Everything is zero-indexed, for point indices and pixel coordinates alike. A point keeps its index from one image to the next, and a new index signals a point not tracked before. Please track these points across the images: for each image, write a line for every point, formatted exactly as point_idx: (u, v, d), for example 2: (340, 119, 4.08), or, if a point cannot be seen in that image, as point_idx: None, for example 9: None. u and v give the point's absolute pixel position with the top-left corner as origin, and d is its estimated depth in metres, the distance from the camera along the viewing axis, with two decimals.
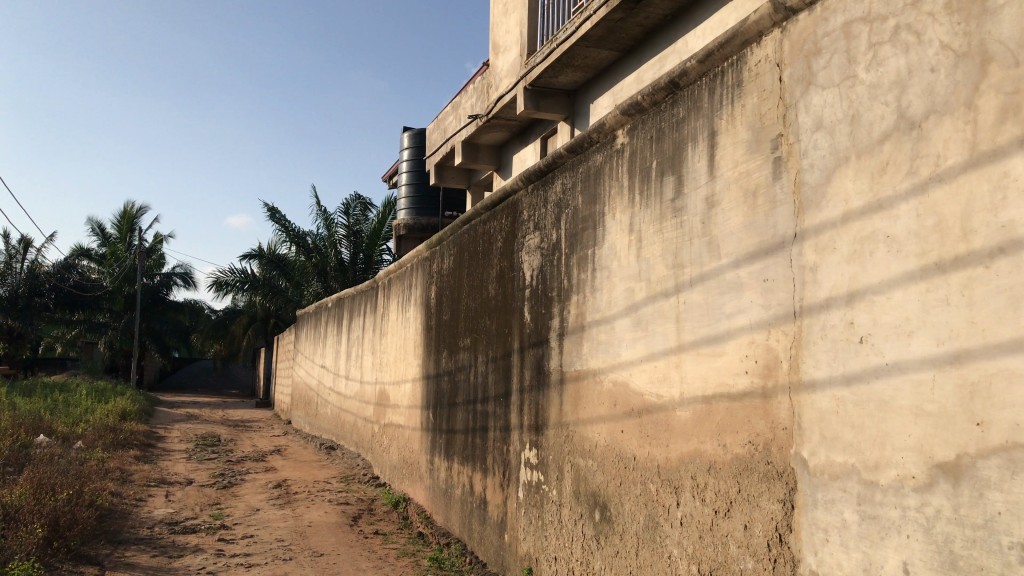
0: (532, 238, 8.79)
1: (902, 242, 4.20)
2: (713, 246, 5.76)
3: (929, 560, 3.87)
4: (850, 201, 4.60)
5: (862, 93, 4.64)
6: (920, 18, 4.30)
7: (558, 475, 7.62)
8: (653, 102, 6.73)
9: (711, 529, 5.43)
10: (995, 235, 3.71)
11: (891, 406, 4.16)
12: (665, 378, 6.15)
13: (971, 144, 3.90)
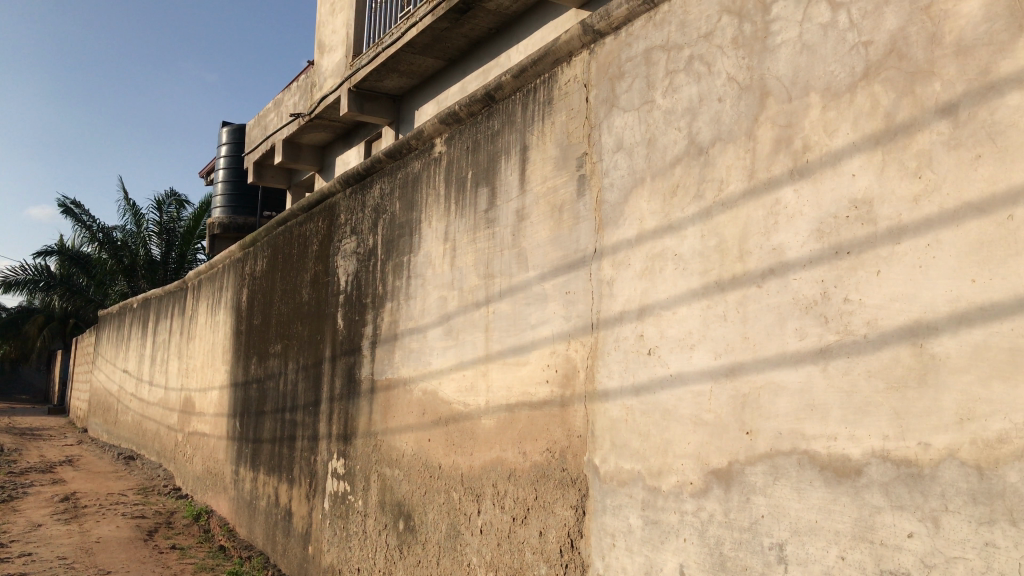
0: (347, 242, 8.64)
1: (688, 261, 4.44)
2: (520, 258, 5.87)
3: (702, 562, 4.09)
4: (644, 221, 4.81)
5: (658, 117, 4.87)
6: (711, 50, 4.57)
7: (365, 485, 7.51)
8: (470, 114, 6.79)
9: (508, 536, 5.51)
10: (766, 257, 3.99)
11: (674, 416, 4.38)
12: (472, 387, 6.20)
13: (749, 171, 4.18)
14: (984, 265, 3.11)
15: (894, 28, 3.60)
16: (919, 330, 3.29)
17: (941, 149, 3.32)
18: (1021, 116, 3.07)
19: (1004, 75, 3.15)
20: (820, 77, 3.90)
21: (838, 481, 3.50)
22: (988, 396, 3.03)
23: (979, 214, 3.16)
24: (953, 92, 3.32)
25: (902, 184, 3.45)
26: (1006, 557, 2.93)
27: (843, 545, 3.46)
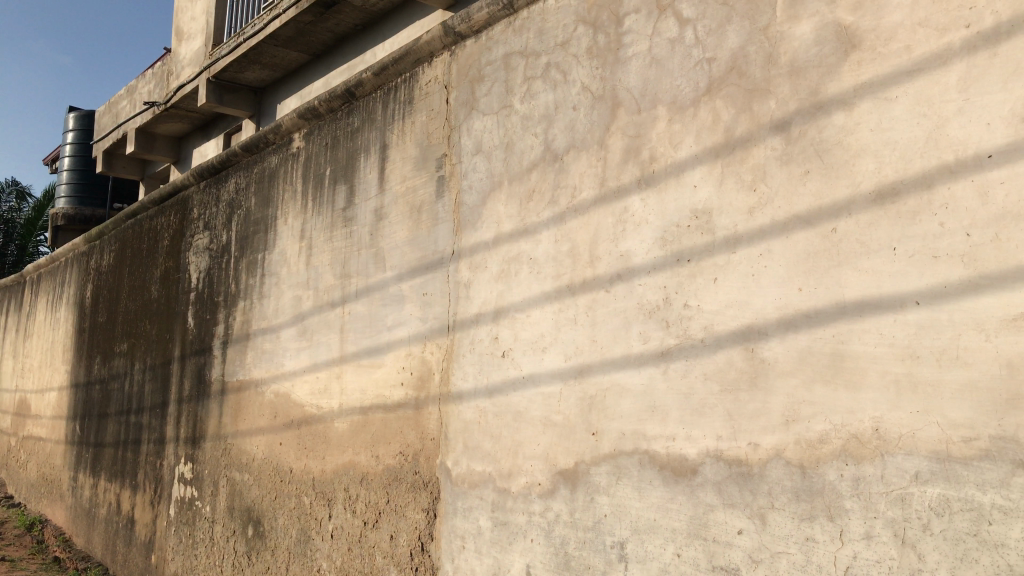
0: (200, 238, 8.32)
1: (542, 265, 4.50)
2: (378, 258, 5.80)
3: (548, 562, 4.15)
4: (500, 224, 4.85)
5: (516, 122, 4.92)
6: (567, 58, 4.65)
7: (213, 490, 7.24)
8: (330, 110, 6.65)
9: (359, 540, 5.43)
10: (615, 263, 4.09)
11: (525, 418, 4.43)
12: (325, 390, 6.07)
13: (601, 179, 4.27)
14: (809, 274, 3.29)
15: (735, 47, 3.77)
16: (751, 335, 3.45)
17: (775, 163, 3.49)
18: (845, 135, 3.27)
19: (831, 97, 3.34)
20: (667, 90, 4.03)
21: (676, 481, 3.63)
22: (811, 399, 3.21)
23: (806, 226, 3.34)
24: (786, 110, 3.49)
25: (739, 196, 3.60)
26: (823, 551, 3.11)
27: (679, 542, 3.58)
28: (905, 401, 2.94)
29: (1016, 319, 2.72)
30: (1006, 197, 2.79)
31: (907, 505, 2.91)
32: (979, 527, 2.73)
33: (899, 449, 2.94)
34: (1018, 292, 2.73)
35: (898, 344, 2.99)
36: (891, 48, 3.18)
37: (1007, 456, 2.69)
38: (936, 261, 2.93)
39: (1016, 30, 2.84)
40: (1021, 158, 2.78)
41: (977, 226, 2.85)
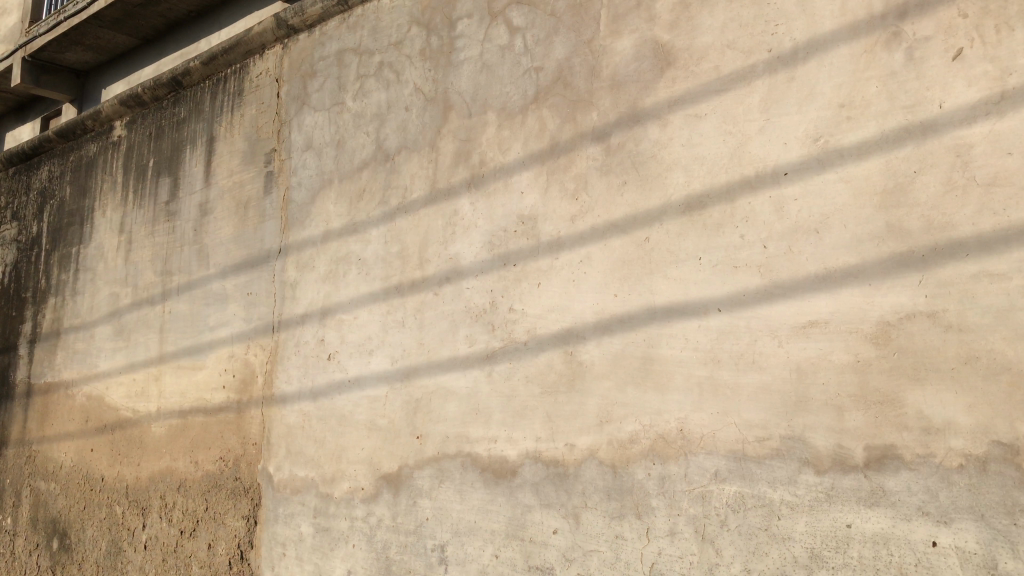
0: (7, 229, 7.70)
1: (370, 266, 4.45)
2: (201, 255, 5.56)
3: (369, 567, 4.10)
4: (330, 222, 4.74)
5: (347, 120, 4.84)
6: (401, 59, 4.62)
7: (14, 501, 6.72)
8: (154, 98, 6.31)
9: (174, 551, 5.19)
10: (443, 265, 4.09)
11: (349, 421, 4.36)
12: (142, 393, 5.75)
13: (431, 181, 4.26)
14: (624, 281, 3.41)
15: (561, 57, 3.85)
16: (570, 339, 3.54)
17: (595, 173, 3.60)
18: (659, 148, 3.40)
19: (647, 110, 3.48)
20: (497, 95, 4.08)
21: (496, 482, 3.67)
22: (624, 400, 3.33)
23: (622, 234, 3.46)
24: (606, 121, 3.61)
25: (562, 203, 3.69)
26: (631, 548, 3.21)
27: (497, 544, 3.62)
28: (707, 403, 3.10)
29: (805, 327, 2.92)
30: (799, 213, 2.99)
31: (706, 503, 3.05)
32: (769, 521, 2.90)
33: (701, 449, 3.09)
34: (807, 301, 2.93)
35: (702, 348, 3.15)
36: (702, 67, 3.34)
37: (794, 455, 2.88)
38: (737, 270, 3.10)
39: (810, 56, 3.05)
40: (811, 176, 2.98)
41: (773, 239, 3.03)
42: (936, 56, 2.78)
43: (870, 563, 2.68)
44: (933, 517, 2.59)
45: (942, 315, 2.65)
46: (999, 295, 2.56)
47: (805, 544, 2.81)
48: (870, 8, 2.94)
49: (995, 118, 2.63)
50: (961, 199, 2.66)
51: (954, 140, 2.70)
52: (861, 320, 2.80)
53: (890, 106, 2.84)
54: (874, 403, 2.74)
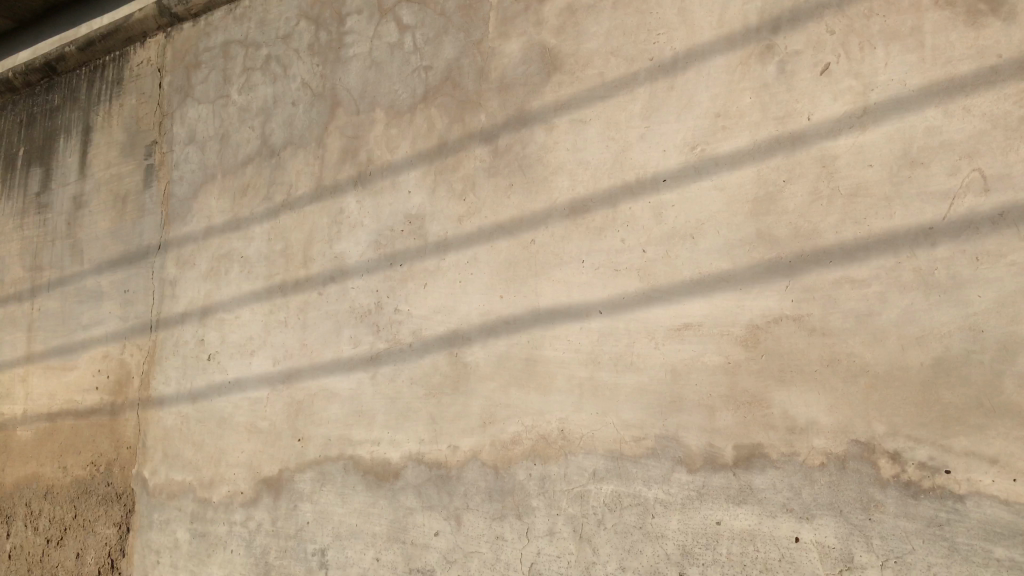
0: None
1: (253, 264, 4.33)
2: (75, 251, 5.29)
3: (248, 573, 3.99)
4: (212, 218, 4.59)
5: (232, 114, 4.69)
6: (288, 53, 4.51)
7: None
8: (26, 83, 5.92)
9: (41, 561, 4.93)
10: (327, 264, 4.02)
11: (229, 424, 4.23)
12: (6, 394, 5.43)
13: (317, 178, 4.18)
14: (508, 282, 3.42)
15: (450, 58, 3.84)
16: (454, 340, 3.53)
17: (482, 174, 3.59)
18: (545, 152, 3.43)
19: (534, 113, 3.50)
20: (385, 93, 4.03)
21: (378, 485, 3.62)
22: (506, 401, 3.33)
23: (508, 236, 3.47)
24: (494, 123, 3.61)
25: (448, 204, 3.67)
26: (511, 548, 3.22)
27: (378, 547, 3.58)
28: (587, 403, 3.14)
29: (680, 329, 2.99)
30: (677, 218, 3.06)
31: (585, 502, 3.09)
32: (644, 520, 2.96)
33: (580, 448, 3.13)
34: (682, 304, 3.00)
35: (583, 349, 3.19)
36: (587, 73, 3.39)
37: (668, 454, 2.94)
38: (617, 274, 3.15)
39: (689, 66, 3.13)
40: (689, 183, 3.06)
41: (652, 243, 3.10)
42: (805, 70, 2.88)
43: (738, 559, 2.76)
44: (796, 513, 2.70)
45: (807, 318, 2.76)
46: (859, 300, 2.69)
47: (677, 542, 2.88)
48: (746, 21, 3.03)
49: (858, 131, 2.76)
50: (825, 208, 2.78)
51: (820, 151, 2.82)
52: (732, 323, 2.89)
53: (762, 117, 2.94)
54: (743, 404, 2.83)
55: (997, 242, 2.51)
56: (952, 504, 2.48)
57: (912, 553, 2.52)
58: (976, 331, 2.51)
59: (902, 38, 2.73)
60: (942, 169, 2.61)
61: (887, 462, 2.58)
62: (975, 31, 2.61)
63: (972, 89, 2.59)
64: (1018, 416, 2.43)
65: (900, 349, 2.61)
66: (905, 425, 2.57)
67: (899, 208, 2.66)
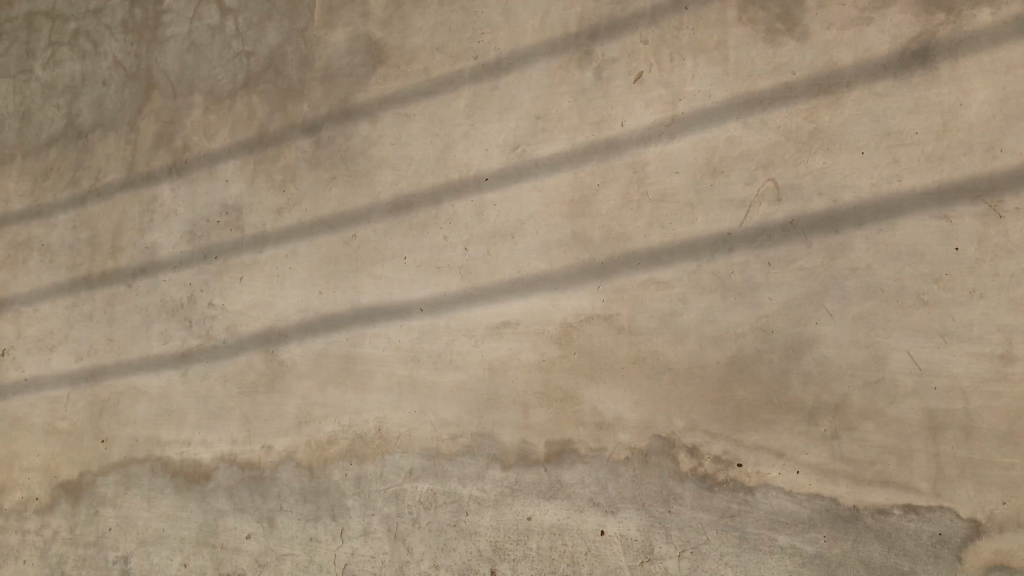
0: None
1: (55, 252, 3.82)
2: None
3: None
4: (8, 201, 3.95)
5: (35, 91, 4.03)
6: (99, 29, 3.97)
7: None
8: None
9: None
10: (138, 255, 3.67)
11: (24, 425, 3.71)
12: None
13: (128, 164, 3.78)
14: (329, 278, 3.30)
15: (274, 44, 3.61)
16: (270, 337, 3.36)
17: (304, 165, 3.45)
18: (369, 145, 3.35)
19: (358, 106, 3.40)
20: (204, 78, 3.71)
21: (188, 487, 3.38)
22: (324, 401, 3.22)
23: (329, 230, 3.34)
24: (318, 114, 3.47)
25: (268, 195, 3.48)
26: (325, 550, 3.13)
27: (187, 551, 3.35)
28: (405, 402, 3.09)
29: (498, 327, 3.00)
30: (497, 216, 3.07)
31: (400, 501, 3.05)
32: (457, 517, 2.96)
33: (397, 447, 3.08)
34: (500, 303, 3.01)
35: (403, 347, 3.13)
36: (413, 68, 3.33)
37: (483, 451, 2.95)
38: (439, 271, 3.12)
39: (512, 67, 3.15)
40: (509, 183, 3.08)
41: (473, 241, 3.09)
42: (621, 77, 2.96)
43: (546, 554, 2.82)
44: (602, 507, 2.78)
45: (617, 318, 2.85)
46: (663, 301, 2.80)
47: (489, 538, 2.90)
48: (566, 26, 3.08)
49: (666, 140, 2.87)
50: (635, 212, 2.87)
51: (632, 157, 2.91)
52: (548, 322, 2.94)
53: (580, 121, 3.00)
54: (555, 400, 2.89)
55: (787, 249, 2.67)
56: (743, 496, 2.63)
57: (706, 543, 2.65)
58: (767, 331, 2.67)
59: (709, 51, 2.85)
60: (740, 178, 2.75)
61: (685, 456, 2.71)
62: (773, 49, 2.76)
63: (769, 104, 2.74)
64: (802, 412, 2.61)
65: (700, 348, 2.74)
66: (703, 420, 2.70)
67: (702, 214, 2.79)
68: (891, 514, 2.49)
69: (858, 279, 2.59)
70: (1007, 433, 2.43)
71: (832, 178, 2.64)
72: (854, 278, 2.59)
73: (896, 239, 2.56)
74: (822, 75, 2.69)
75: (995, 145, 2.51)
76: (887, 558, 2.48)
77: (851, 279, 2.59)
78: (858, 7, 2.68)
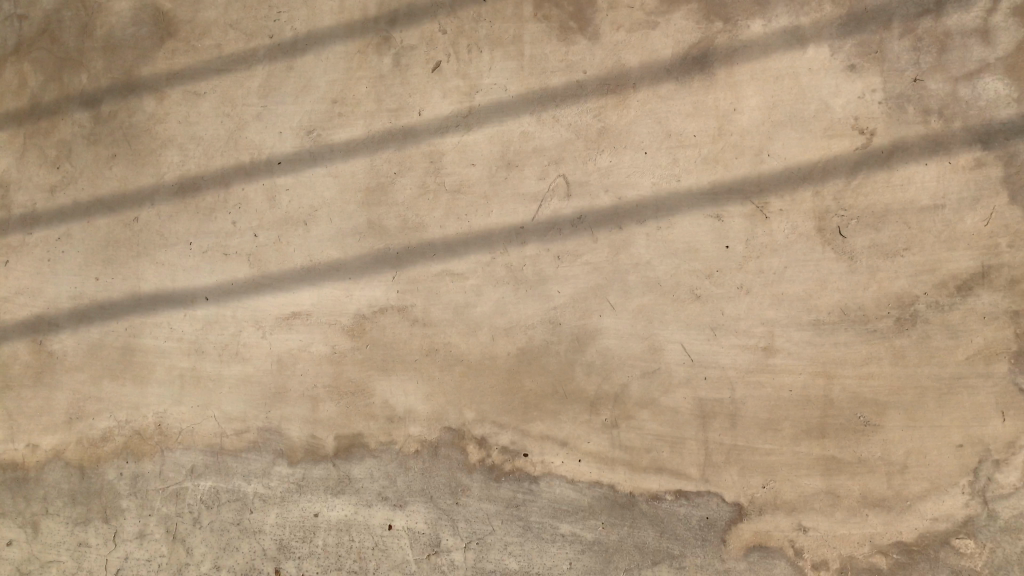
0: None
1: None
2: None
3: None
4: None
5: None
6: None
7: None
8: None
9: None
10: None
11: None
12: None
13: None
14: (106, 263, 3.02)
15: (49, 7, 3.16)
16: (39, 325, 3.02)
17: (81, 142, 3.10)
18: (153, 123, 3.08)
19: (143, 81, 3.10)
20: None
21: None
22: (97, 395, 2.96)
23: (107, 211, 3.05)
24: (97, 87, 3.12)
25: (39, 172, 3.09)
26: (95, 555, 2.90)
27: None
28: (187, 396, 2.91)
29: (288, 319, 2.89)
30: (290, 202, 2.95)
31: (179, 501, 2.88)
32: (241, 516, 2.84)
33: (178, 444, 2.90)
34: (291, 293, 2.90)
35: (186, 339, 2.95)
36: (203, 44, 3.08)
37: (270, 447, 2.85)
38: (226, 258, 2.96)
39: (308, 48, 3.00)
40: (303, 168, 2.96)
41: (264, 227, 2.95)
42: (418, 66, 2.92)
43: (333, 550, 2.76)
44: (390, 501, 2.75)
45: (410, 309, 2.81)
46: (458, 293, 2.79)
47: (274, 536, 2.81)
48: (364, 10, 2.98)
49: (462, 131, 2.86)
50: (431, 202, 2.84)
51: (428, 146, 2.88)
52: (340, 313, 2.86)
53: (376, 108, 2.93)
54: (345, 393, 2.82)
55: (575, 242, 2.73)
56: (528, 485, 2.69)
57: (492, 534, 2.68)
58: (555, 323, 2.71)
59: (505, 45, 2.86)
60: (532, 173, 2.78)
61: (474, 447, 2.73)
62: (566, 46, 2.81)
63: (561, 101, 2.79)
64: (584, 402, 2.67)
65: (491, 340, 2.75)
66: (491, 412, 2.72)
67: (496, 206, 2.80)
68: (663, 500, 2.61)
69: (640, 274, 2.68)
70: (768, 421, 2.58)
71: (617, 176, 2.73)
72: (636, 272, 2.68)
73: (674, 236, 2.68)
74: (609, 75, 2.77)
75: (764, 149, 2.65)
76: (659, 542, 2.59)
77: (632, 274, 2.68)
78: (645, 11, 2.76)
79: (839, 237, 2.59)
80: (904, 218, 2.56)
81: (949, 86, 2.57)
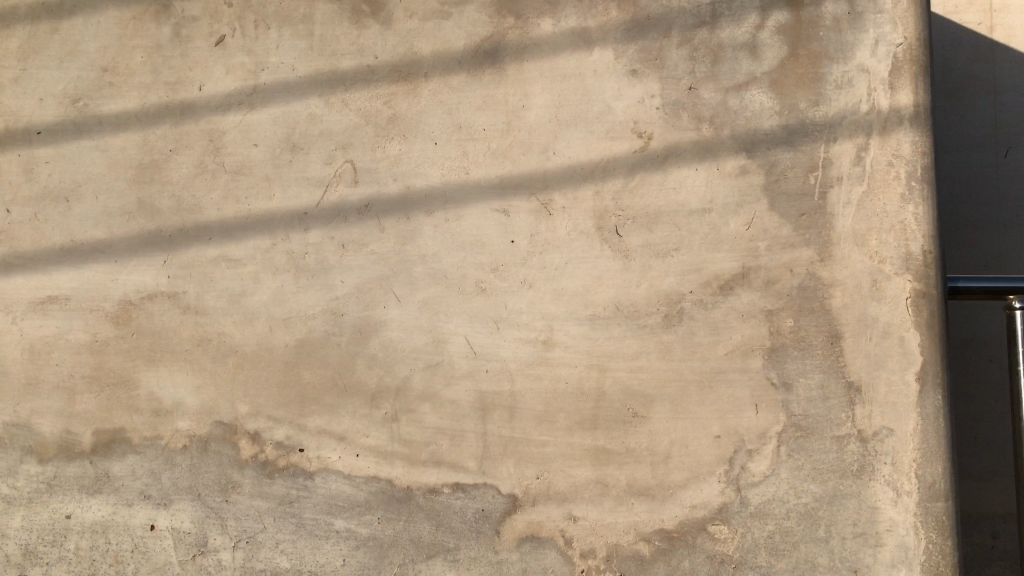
0: None
1: None
2: None
3: None
4: None
5: None
6: None
7: None
8: None
9: None
10: None
11: None
12: None
13: None
14: None
15: None
16: None
17: None
18: None
19: None
20: None
21: None
22: None
23: None
24: None
25: None
26: None
27: None
28: None
29: (42, 303, 2.67)
30: (50, 177, 2.73)
31: None
32: None
33: None
34: (45, 275, 2.68)
35: None
36: None
37: (17, 444, 2.63)
38: None
39: (77, 9, 2.76)
40: (66, 140, 2.73)
41: (19, 203, 2.72)
42: (199, 38, 2.75)
43: (86, 555, 2.58)
44: (153, 499, 2.59)
45: (182, 296, 2.65)
46: (234, 281, 2.65)
47: (20, 540, 2.60)
48: None
49: (245, 109, 2.72)
50: (209, 182, 2.70)
51: (208, 124, 2.72)
52: (103, 299, 2.66)
53: (152, 79, 2.74)
54: (107, 385, 2.64)
55: (361, 231, 2.66)
56: (303, 481, 2.59)
57: (263, 532, 2.57)
58: (338, 314, 2.64)
59: (294, 23, 2.74)
60: (319, 157, 2.69)
61: (246, 442, 2.61)
62: (358, 30, 2.73)
63: (350, 85, 2.72)
64: (365, 395, 2.62)
65: (268, 330, 2.64)
66: (267, 405, 2.61)
67: (279, 190, 2.69)
68: (440, 493, 2.59)
69: (425, 266, 2.65)
70: (544, 413, 2.62)
71: (405, 165, 2.69)
72: (422, 264, 2.65)
73: (460, 227, 2.67)
74: (401, 63, 2.72)
75: (549, 147, 2.69)
76: (434, 536, 2.57)
77: (419, 266, 2.65)
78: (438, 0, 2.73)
79: (616, 236, 2.66)
80: (676, 220, 2.66)
81: (720, 97, 2.69)
